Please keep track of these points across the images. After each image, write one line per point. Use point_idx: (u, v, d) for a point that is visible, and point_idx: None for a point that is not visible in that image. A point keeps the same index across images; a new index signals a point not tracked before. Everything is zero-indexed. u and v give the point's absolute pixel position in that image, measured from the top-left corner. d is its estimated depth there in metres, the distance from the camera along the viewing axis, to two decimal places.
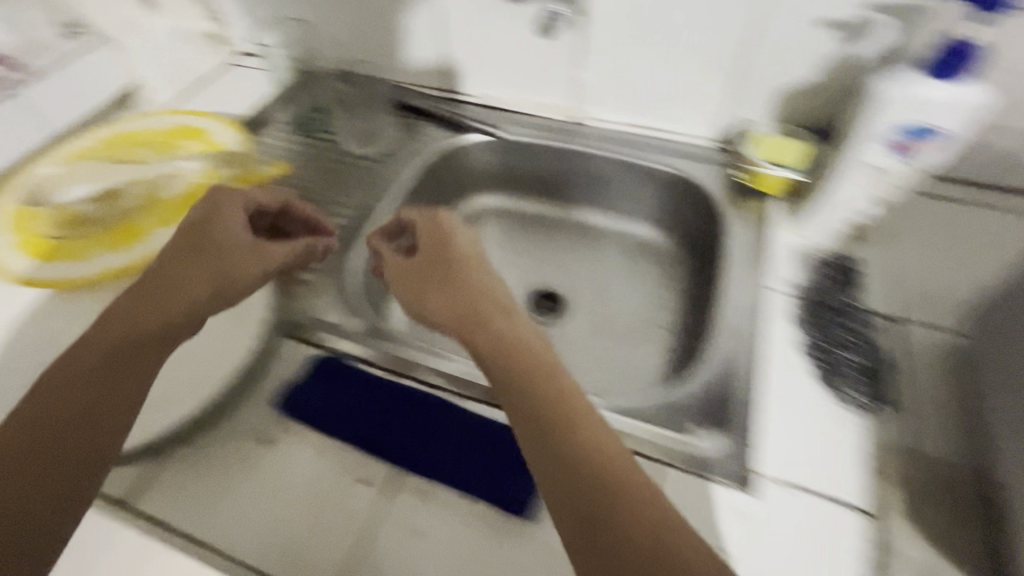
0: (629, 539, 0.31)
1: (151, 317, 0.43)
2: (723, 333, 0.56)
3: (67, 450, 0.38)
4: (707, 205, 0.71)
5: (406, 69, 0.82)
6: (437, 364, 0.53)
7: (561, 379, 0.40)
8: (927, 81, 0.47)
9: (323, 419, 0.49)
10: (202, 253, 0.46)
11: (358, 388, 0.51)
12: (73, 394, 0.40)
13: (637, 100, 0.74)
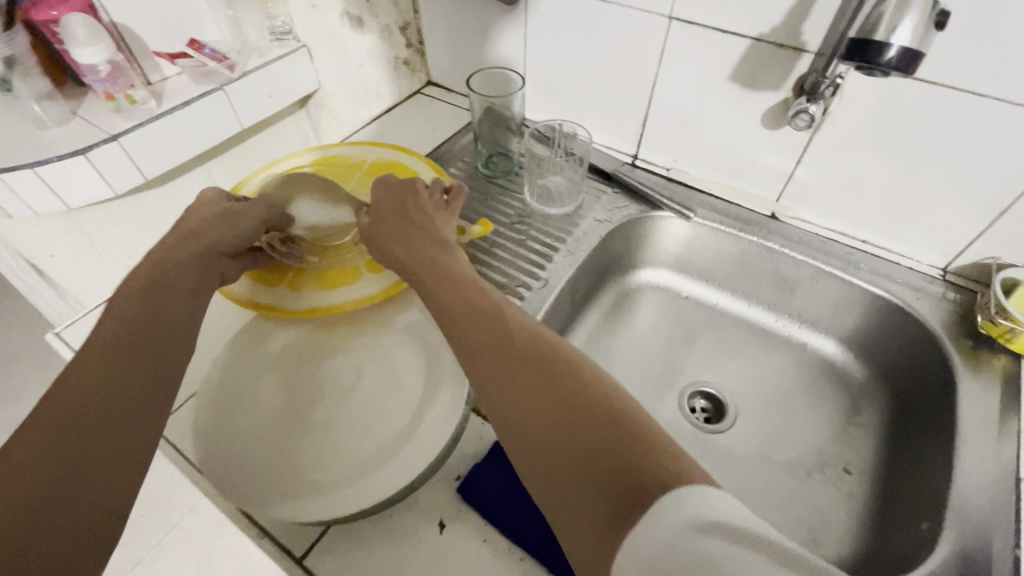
0: (574, 457, 0.32)
1: (154, 348, 0.41)
2: (966, 523, 0.47)
3: (112, 440, 0.35)
4: (931, 348, 0.62)
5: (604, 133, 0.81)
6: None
7: (507, 309, 0.43)
8: None
9: (514, 518, 0.45)
10: (182, 284, 0.47)
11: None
12: (81, 410, 0.35)
13: (863, 212, 0.67)
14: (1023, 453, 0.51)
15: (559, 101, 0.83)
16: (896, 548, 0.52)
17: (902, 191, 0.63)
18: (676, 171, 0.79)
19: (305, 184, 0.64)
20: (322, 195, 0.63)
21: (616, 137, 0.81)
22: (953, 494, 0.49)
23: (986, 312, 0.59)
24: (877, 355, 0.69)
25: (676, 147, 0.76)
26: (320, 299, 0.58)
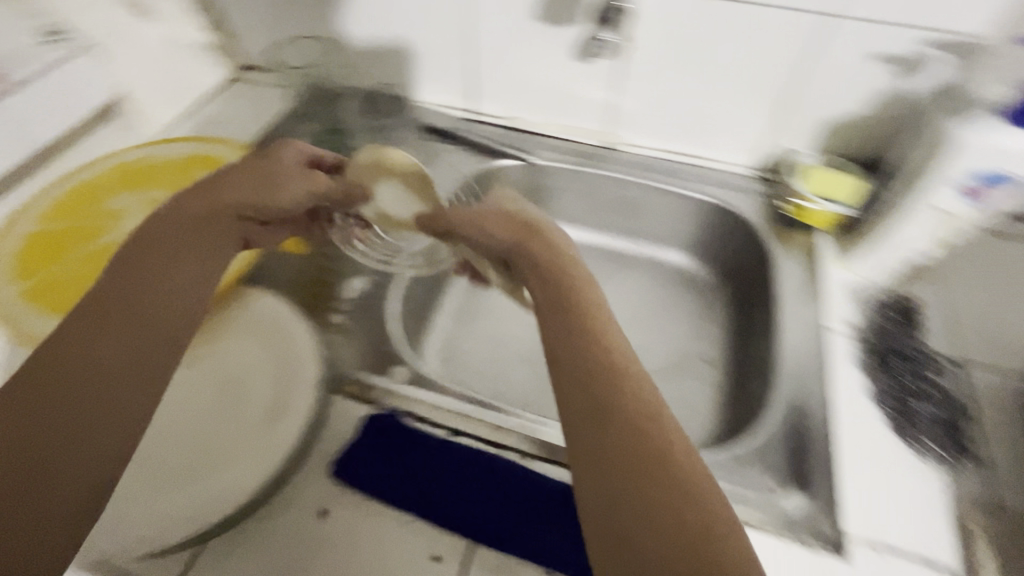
0: (662, 524, 0.29)
1: (154, 338, 0.38)
2: (790, 379, 0.55)
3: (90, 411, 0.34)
4: (752, 238, 0.70)
5: (432, 89, 0.79)
6: (501, 420, 0.51)
7: (644, 381, 0.35)
8: (1004, 128, 0.48)
9: (392, 487, 0.45)
10: (153, 266, 0.40)
11: (426, 451, 0.48)
12: (30, 423, 0.33)
13: (678, 127, 0.73)
14: (826, 309, 0.59)
15: (377, 64, 0.79)
16: (745, 415, 0.59)
17: (704, 101, 0.69)
18: (510, 117, 0.79)
19: (392, 165, 0.59)
20: (405, 186, 0.60)
21: (446, 92, 0.79)
22: (779, 358, 0.57)
23: (787, 198, 0.67)
24: (715, 255, 0.77)
25: (505, 93, 0.77)
26: None
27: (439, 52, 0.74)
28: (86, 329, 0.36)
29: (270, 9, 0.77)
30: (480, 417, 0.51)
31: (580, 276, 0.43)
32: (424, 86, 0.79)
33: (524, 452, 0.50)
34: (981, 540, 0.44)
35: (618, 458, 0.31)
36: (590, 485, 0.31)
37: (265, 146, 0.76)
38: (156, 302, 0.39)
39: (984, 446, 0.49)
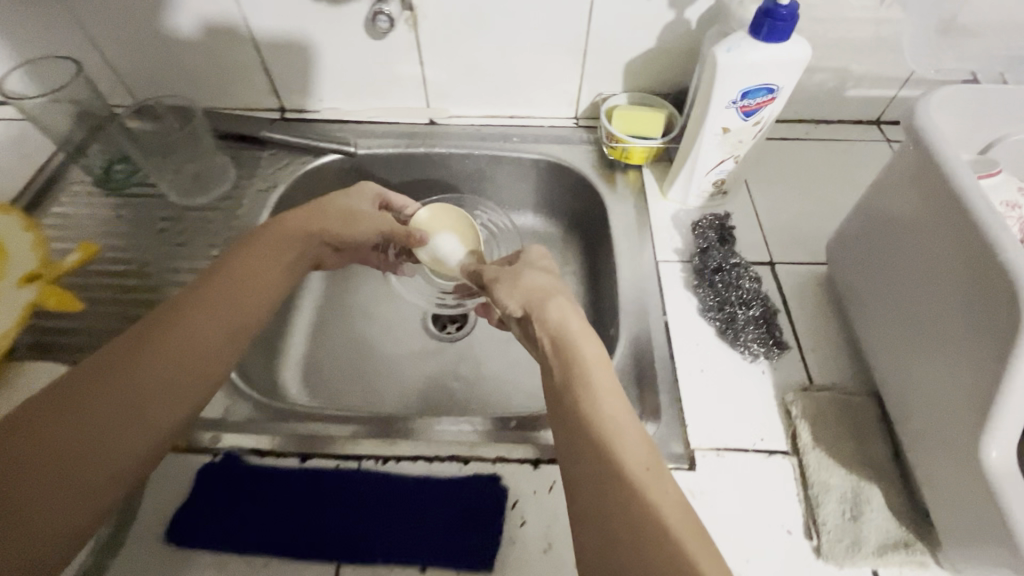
0: (620, 484, 0.35)
1: (210, 350, 0.42)
2: (631, 316, 0.57)
3: (141, 410, 0.38)
4: (586, 187, 0.72)
5: (233, 92, 0.72)
6: (357, 430, 0.49)
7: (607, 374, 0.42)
8: (754, 44, 0.50)
9: (237, 533, 0.43)
10: (215, 291, 0.44)
11: (275, 485, 0.45)
12: (86, 404, 0.36)
13: (495, 90, 0.72)
14: (656, 242, 0.63)
15: (164, 75, 0.71)
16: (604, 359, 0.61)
17: (510, 60, 0.68)
18: (325, 109, 0.74)
19: (448, 217, 0.66)
20: (457, 234, 0.66)
21: (249, 94, 0.73)
22: (620, 298, 0.59)
23: (605, 142, 0.69)
24: (561, 209, 0.77)
25: (310, 85, 0.71)
26: None
27: (224, 51, 0.68)
28: (148, 339, 0.40)
29: (10, 30, 0.66)
30: (330, 433, 0.49)
31: (530, 285, 0.50)
32: (224, 91, 0.72)
33: (383, 457, 0.47)
34: (802, 420, 0.48)
35: (607, 479, 0.36)
36: (586, 503, 0.35)
37: (49, 190, 0.67)
38: (214, 330, 0.43)
39: (796, 335, 0.55)
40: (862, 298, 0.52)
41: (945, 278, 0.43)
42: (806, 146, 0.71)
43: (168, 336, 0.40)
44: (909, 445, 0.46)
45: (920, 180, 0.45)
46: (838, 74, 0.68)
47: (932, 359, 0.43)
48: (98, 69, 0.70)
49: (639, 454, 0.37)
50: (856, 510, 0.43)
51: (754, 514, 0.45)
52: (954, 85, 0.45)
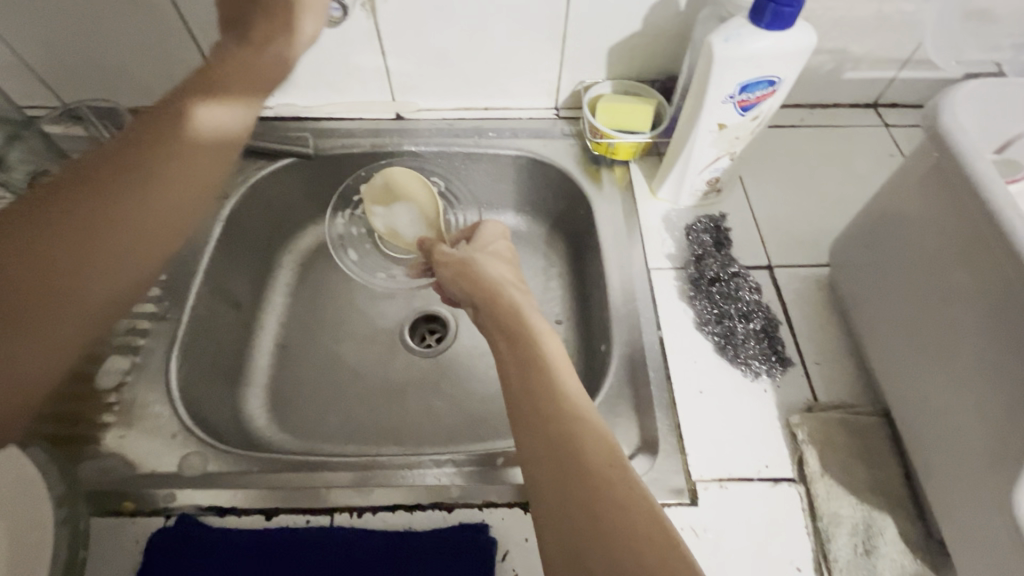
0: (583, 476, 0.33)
1: (165, 212, 0.41)
2: (623, 332, 0.53)
3: (94, 285, 0.37)
4: (570, 184, 0.66)
5: (174, 90, 0.65)
6: (330, 478, 0.45)
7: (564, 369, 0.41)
8: (756, 32, 0.45)
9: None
10: (167, 174, 0.42)
11: (238, 550, 0.41)
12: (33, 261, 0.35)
13: (466, 81, 0.65)
14: (647, 247, 0.58)
15: (93, 74, 0.63)
16: (595, 376, 0.57)
17: (481, 48, 0.62)
18: (280, 106, 0.67)
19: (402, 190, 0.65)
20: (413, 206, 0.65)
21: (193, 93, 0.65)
22: (611, 312, 0.55)
23: (589, 137, 0.63)
24: (543, 208, 0.72)
25: None
26: None
27: (160, 43, 0.60)
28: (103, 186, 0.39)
29: None
30: (301, 484, 0.44)
31: (491, 274, 0.51)
32: (164, 90, 0.65)
33: (358, 509, 0.43)
34: (809, 445, 0.45)
35: (571, 480, 0.33)
36: (546, 509, 0.32)
37: None
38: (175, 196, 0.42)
39: (797, 348, 0.51)
40: (869, 306, 0.49)
41: (962, 293, 0.39)
42: (802, 134, 0.67)
43: (117, 197, 0.39)
44: (921, 468, 0.43)
45: (935, 184, 0.41)
46: (837, 56, 0.63)
47: (947, 380, 0.40)
48: (9, 68, 0.61)
49: (598, 449, 0.34)
50: (868, 543, 0.41)
51: (761, 551, 0.42)
52: (980, 77, 0.41)
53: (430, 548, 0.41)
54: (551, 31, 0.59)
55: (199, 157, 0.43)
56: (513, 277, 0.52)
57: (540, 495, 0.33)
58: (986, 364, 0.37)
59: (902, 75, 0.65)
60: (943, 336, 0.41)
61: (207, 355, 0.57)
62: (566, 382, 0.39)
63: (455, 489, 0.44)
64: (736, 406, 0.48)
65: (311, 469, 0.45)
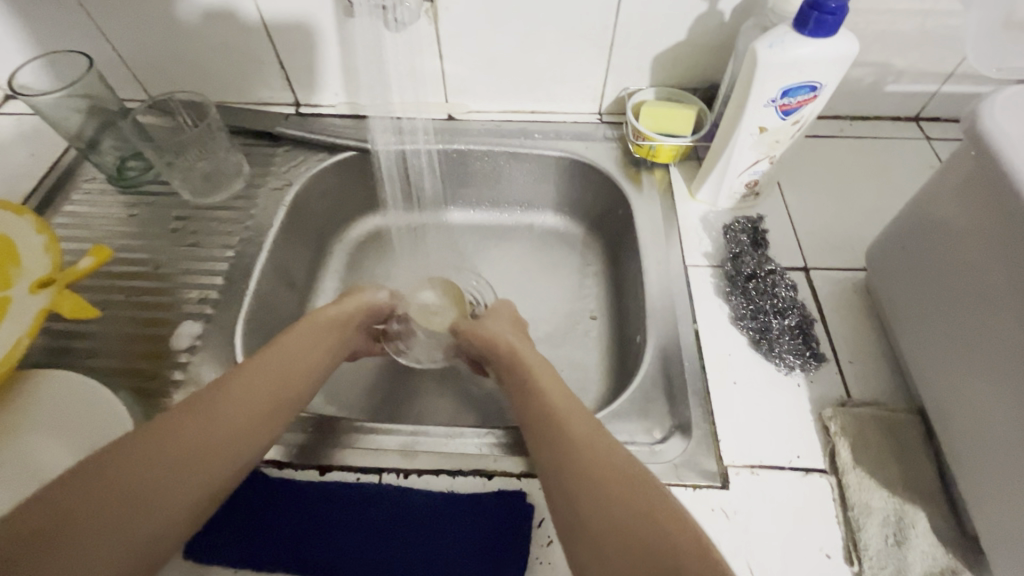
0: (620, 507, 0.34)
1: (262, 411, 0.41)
2: (660, 324, 0.55)
3: (247, 417, 0.40)
4: (611, 186, 0.69)
5: (249, 87, 0.71)
6: (378, 441, 0.48)
7: (574, 406, 0.43)
8: (799, 39, 0.47)
9: (255, 551, 0.42)
10: (260, 390, 0.42)
11: (295, 499, 0.44)
12: (212, 439, 0.38)
13: (516, 85, 0.69)
14: (685, 245, 0.60)
15: (178, 70, 0.69)
16: (630, 366, 0.59)
17: (532, 55, 0.66)
18: (342, 104, 0.72)
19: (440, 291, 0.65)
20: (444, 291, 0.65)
21: (266, 90, 0.71)
22: (647, 305, 0.57)
23: (631, 140, 0.66)
24: (583, 209, 0.75)
25: (326, 79, 0.69)
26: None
27: (241, 43, 0.66)
28: (181, 426, 0.38)
29: (26, 24, 0.64)
30: (353, 445, 0.48)
31: (490, 328, 0.56)
32: (239, 87, 0.71)
33: (404, 471, 0.46)
34: (842, 438, 0.46)
35: (600, 496, 0.35)
36: (582, 531, 0.34)
37: (65, 187, 0.66)
38: (250, 404, 0.41)
39: (831, 346, 0.53)
40: (904, 307, 0.50)
41: (997, 289, 0.40)
42: (841, 144, 0.68)
43: (189, 426, 0.38)
44: (954, 465, 0.43)
45: (974, 186, 0.42)
46: (879, 70, 0.64)
47: (981, 376, 0.41)
48: (108, 62, 0.68)
49: (620, 471, 0.36)
50: (899, 534, 0.41)
51: (791, 536, 0.43)
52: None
53: (470, 509, 0.44)
54: (599, 39, 0.63)
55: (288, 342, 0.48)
56: (514, 330, 0.57)
57: (576, 525, 0.35)
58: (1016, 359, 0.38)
59: (943, 89, 0.66)
60: (976, 333, 0.42)
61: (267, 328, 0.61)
62: (576, 404, 0.43)
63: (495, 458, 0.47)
64: (769, 398, 0.50)
65: (361, 434, 0.48)
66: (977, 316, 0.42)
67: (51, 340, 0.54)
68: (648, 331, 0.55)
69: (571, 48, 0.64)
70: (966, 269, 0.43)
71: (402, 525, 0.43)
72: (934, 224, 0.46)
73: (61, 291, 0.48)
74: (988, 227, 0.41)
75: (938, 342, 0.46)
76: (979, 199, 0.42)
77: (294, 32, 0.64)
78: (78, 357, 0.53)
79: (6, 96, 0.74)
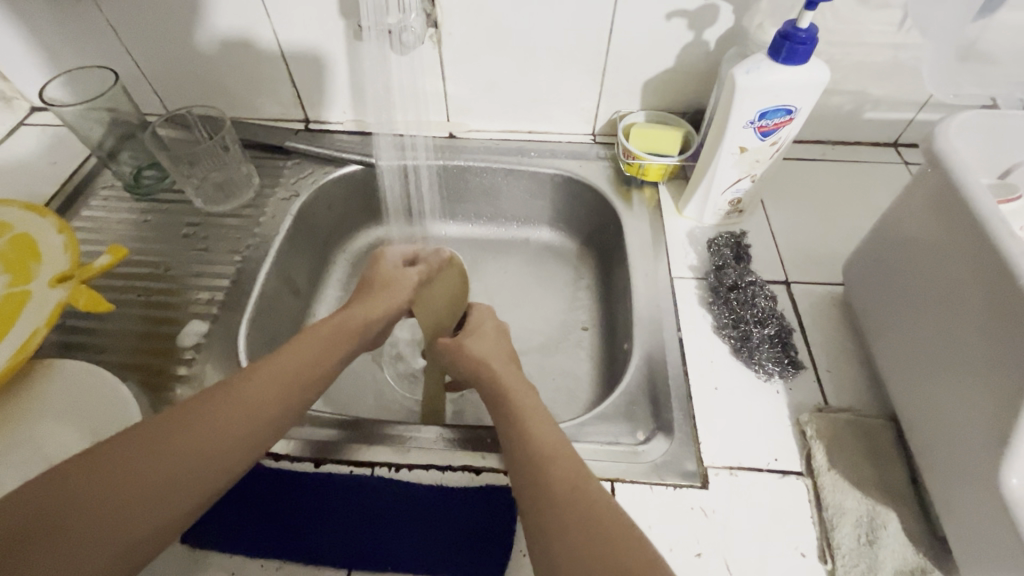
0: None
1: (255, 416, 0.41)
2: (646, 332, 0.58)
3: (238, 423, 0.40)
4: (603, 202, 0.72)
5: (262, 104, 0.75)
6: (372, 436, 0.50)
7: (570, 463, 0.39)
8: (774, 66, 0.51)
9: (250, 538, 0.43)
10: (255, 393, 0.42)
11: (290, 488, 0.46)
12: (193, 445, 0.37)
13: (513, 106, 0.73)
14: (671, 258, 0.63)
15: (197, 87, 0.74)
16: (617, 374, 0.61)
17: (529, 79, 0.70)
18: (349, 121, 0.76)
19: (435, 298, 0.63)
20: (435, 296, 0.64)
21: (277, 106, 0.75)
22: (635, 314, 0.59)
23: (622, 159, 0.69)
24: (576, 225, 0.78)
25: (335, 98, 0.73)
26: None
27: (257, 64, 0.70)
28: (168, 427, 0.37)
29: (58, 42, 0.69)
30: (349, 439, 0.49)
31: (477, 351, 0.53)
32: (253, 104, 0.75)
33: (396, 465, 0.48)
34: (817, 442, 0.48)
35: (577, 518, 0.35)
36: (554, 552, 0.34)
37: (84, 193, 0.70)
38: (244, 409, 0.40)
39: (810, 355, 0.55)
40: (877, 318, 0.52)
41: (957, 297, 0.42)
42: (823, 166, 0.72)
43: (175, 428, 0.38)
44: (924, 468, 0.45)
45: (935, 203, 0.45)
46: (856, 97, 0.68)
47: (946, 382, 0.43)
48: (133, 78, 0.73)
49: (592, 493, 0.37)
50: (872, 534, 0.43)
51: (767, 535, 0.44)
52: (976, 110, 0.45)
53: (458, 502, 0.45)
54: (592, 65, 0.67)
55: (300, 346, 0.47)
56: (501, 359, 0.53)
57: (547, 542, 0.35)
58: (975, 363, 0.40)
59: (919, 117, 0.69)
60: (939, 340, 0.44)
61: (270, 330, 0.63)
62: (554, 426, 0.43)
63: (484, 456, 0.48)
64: (749, 404, 0.52)
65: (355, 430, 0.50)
66: (941, 323, 0.44)
67: (64, 335, 0.57)
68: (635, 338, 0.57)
69: (565, 73, 0.68)
70: (931, 280, 0.45)
71: (394, 517, 0.45)
72: (901, 240, 0.49)
73: (78, 286, 0.50)
74: (949, 241, 0.44)
75: (907, 352, 0.48)
76: (941, 215, 0.45)
77: (306, 54, 0.68)
78: (88, 352, 0.56)
79: (32, 108, 0.78)
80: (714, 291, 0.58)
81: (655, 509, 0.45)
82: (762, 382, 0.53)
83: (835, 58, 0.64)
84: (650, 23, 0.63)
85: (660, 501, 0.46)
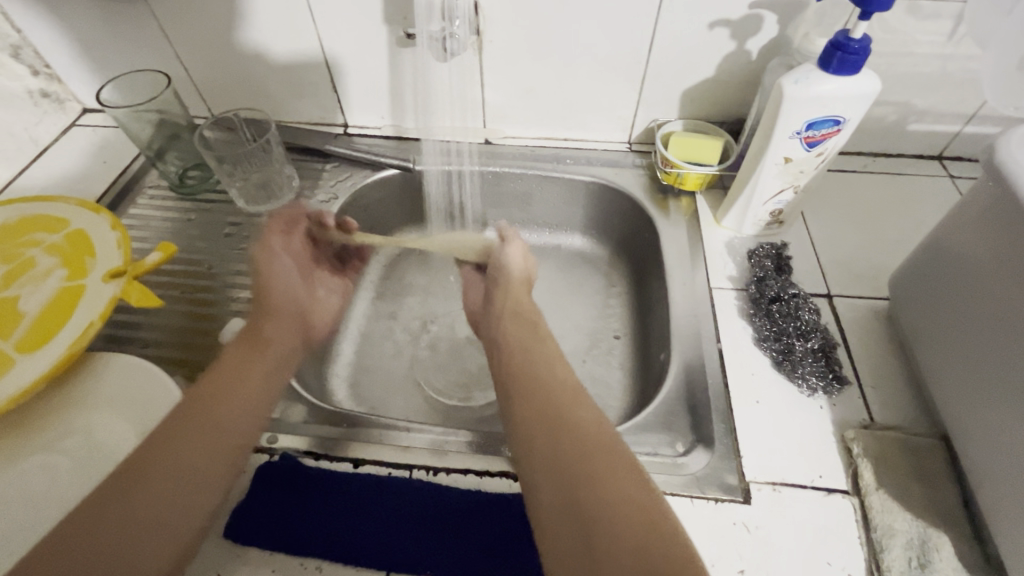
0: (628, 542, 0.32)
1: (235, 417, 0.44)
2: (683, 343, 0.57)
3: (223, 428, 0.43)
4: (638, 211, 0.72)
5: (303, 108, 0.77)
6: (410, 439, 0.50)
7: (600, 434, 0.39)
8: (823, 76, 0.50)
9: (289, 536, 0.43)
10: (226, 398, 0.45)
11: (329, 488, 0.47)
12: (190, 456, 0.40)
13: (549, 114, 0.74)
14: (709, 268, 0.63)
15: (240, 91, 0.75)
16: (652, 385, 0.61)
17: (566, 86, 0.70)
18: (386, 127, 0.77)
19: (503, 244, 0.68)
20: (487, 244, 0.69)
21: (318, 111, 0.77)
22: (672, 324, 0.59)
23: (659, 167, 0.69)
24: (610, 233, 0.77)
25: (375, 103, 0.74)
26: (48, 361, 0.45)
27: (299, 68, 0.71)
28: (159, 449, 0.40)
29: (111, 47, 0.72)
30: (386, 440, 0.50)
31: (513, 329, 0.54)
32: (294, 108, 0.77)
33: (433, 468, 0.48)
34: (864, 459, 0.46)
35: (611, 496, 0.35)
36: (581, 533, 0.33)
37: (131, 192, 0.72)
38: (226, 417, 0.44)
39: (854, 371, 0.54)
40: (926, 334, 0.51)
41: (1016, 317, 0.41)
42: (864, 178, 0.70)
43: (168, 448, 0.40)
44: (977, 491, 0.43)
45: (994, 219, 0.44)
46: (901, 108, 0.67)
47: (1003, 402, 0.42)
48: (179, 81, 0.75)
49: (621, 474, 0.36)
50: (923, 557, 0.42)
51: (811, 553, 0.43)
52: None
53: (497, 507, 0.45)
54: (631, 74, 0.67)
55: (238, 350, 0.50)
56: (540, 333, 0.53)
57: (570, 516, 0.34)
58: None
59: (965, 129, 0.68)
60: (994, 359, 0.43)
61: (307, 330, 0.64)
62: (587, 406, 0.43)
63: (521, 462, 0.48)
64: (792, 419, 0.50)
65: (393, 432, 0.50)
66: (997, 342, 0.43)
67: (112, 329, 0.58)
68: (672, 348, 0.57)
69: (603, 80, 0.68)
70: (986, 297, 0.44)
71: (433, 520, 0.45)
72: (948, 257, 0.49)
73: (130, 281, 0.51)
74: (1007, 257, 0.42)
75: (958, 371, 0.47)
76: (999, 229, 0.43)
77: (350, 59, 0.69)
78: (135, 346, 0.57)
79: (83, 110, 0.81)
80: (755, 304, 0.58)
81: (696, 522, 0.45)
82: (804, 398, 0.52)
83: (881, 70, 0.63)
84: (692, 33, 0.63)
85: (701, 514, 0.45)
